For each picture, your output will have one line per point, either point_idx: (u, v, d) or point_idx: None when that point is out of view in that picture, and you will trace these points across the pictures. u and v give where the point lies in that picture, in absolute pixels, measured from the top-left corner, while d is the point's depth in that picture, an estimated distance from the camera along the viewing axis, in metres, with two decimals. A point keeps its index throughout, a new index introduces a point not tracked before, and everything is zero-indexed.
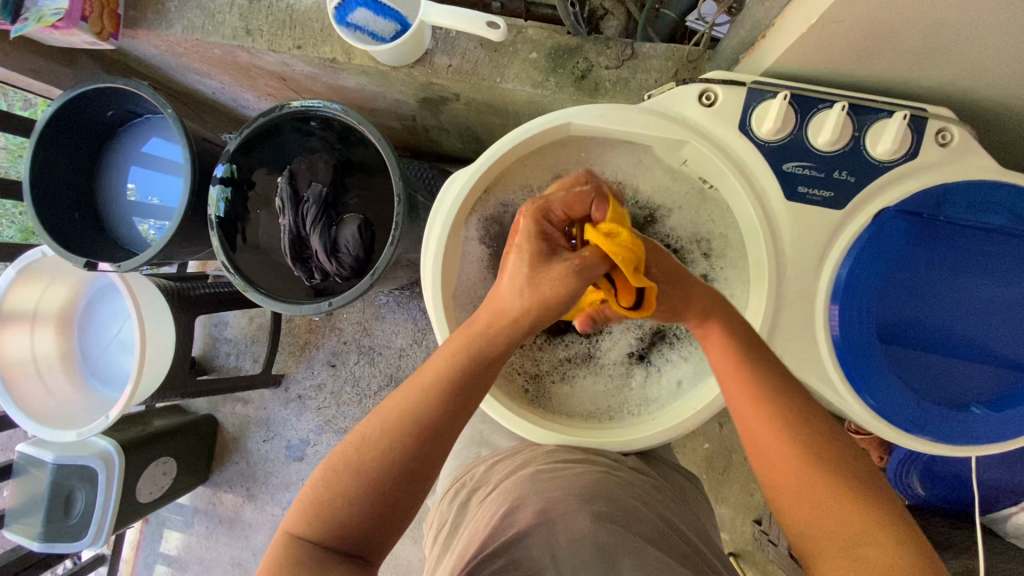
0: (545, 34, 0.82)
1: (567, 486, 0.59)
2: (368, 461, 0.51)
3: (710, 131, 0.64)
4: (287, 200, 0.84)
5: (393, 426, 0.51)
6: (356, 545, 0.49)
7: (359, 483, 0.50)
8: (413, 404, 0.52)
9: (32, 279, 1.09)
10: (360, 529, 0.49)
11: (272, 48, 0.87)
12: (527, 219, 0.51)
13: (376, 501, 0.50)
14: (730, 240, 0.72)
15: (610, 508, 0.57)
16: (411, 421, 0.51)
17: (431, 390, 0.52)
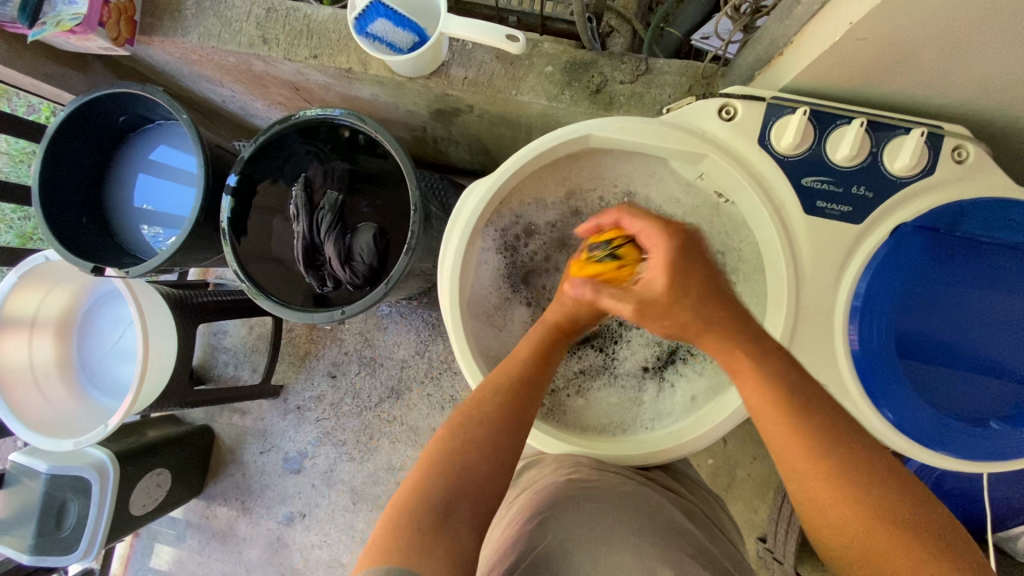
0: (560, 48, 0.83)
1: (602, 499, 0.60)
2: (467, 429, 0.56)
3: (729, 145, 0.64)
4: (301, 207, 0.84)
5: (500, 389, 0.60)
6: (478, 492, 0.53)
7: (470, 444, 0.55)
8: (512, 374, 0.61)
9: (34, 283, 1.07)
10: (481, 477, 0.53)
11: (289, 57, 0.87)
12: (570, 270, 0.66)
13: (490, 461, 0.55)
14: (746, 254, 0.72)
15: (639, 518, 0.57)
16: (514, 384, 0.60)
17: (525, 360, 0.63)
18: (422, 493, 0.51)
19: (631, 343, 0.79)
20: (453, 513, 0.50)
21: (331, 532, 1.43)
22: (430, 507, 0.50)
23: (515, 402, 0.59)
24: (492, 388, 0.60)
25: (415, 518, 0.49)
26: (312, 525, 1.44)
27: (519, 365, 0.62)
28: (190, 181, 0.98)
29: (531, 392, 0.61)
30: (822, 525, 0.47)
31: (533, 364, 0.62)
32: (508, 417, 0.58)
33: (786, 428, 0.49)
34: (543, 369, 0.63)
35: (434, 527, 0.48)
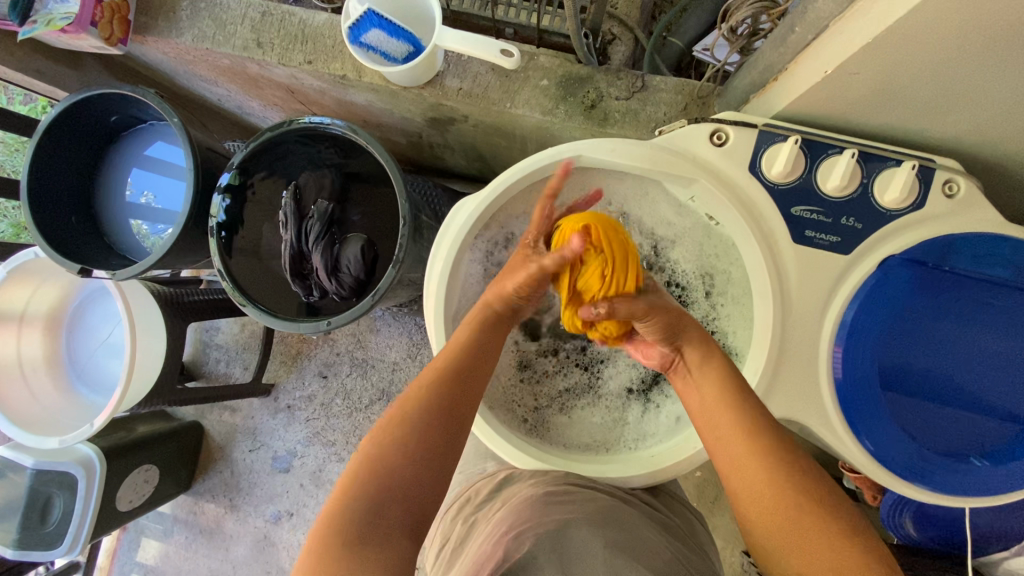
0: (557, 62, 0.83)
1: (577, 511, 0.61)
2: (389, 433, 0.54)
3: (721, 170, 0.64)
4: (291, 215, 0.83)
5: (430, 380, 0.59)
6: (406, 492, 0.52)
7: (395, 445, 0.54)
8: (442, 364, 0.61)
9: (24, 279, 1.07)
10: (408, 475, 0.53)
11: (282, 62, 0.87)
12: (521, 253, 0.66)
13: (416, 457, 0.54)
14: (733, 277, 0.73)
15: (618, 536, 0.58)
16: (445, 373, 0.59)
17: (457, 348, 0.62)
18: (347, 508, 0.50)
19: (618, 364, 0.80)
20: (382, 524, 0.50)
21: None
22: (355, 523, 0.49)
23: (444, 395, 0.58)
24: (417, 386, 0.59)
25: (337, 535, 0.48)
26: (299, 525, 1.45)
27: (446, 361, 0.61)
28: (183, 181, 0.98)
29: (464, 381, 0.60)
30: (757, 521, 0.52)
31: (461, 358, 0.61)
32: (434, 411, 0.57)
33: (731, 422, 0.56)
34: (474, 359, 0.62)
35: (359, 541, 0.48)
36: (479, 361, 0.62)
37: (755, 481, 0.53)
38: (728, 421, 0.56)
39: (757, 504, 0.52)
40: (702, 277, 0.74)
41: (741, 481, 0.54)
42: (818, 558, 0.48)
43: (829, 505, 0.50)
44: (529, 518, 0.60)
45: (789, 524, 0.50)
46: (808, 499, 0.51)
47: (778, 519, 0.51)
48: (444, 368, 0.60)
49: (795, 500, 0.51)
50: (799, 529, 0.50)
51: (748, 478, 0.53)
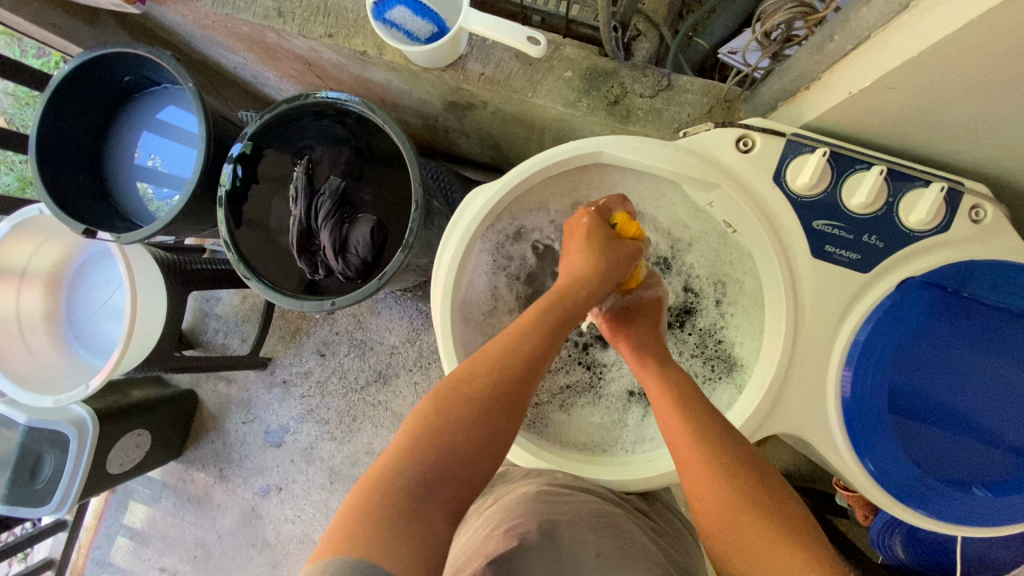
0: (582, 53, 0.81)
1: (571, 512, 0.61)
2: (454, 408, 0.54)
3: (745, 177, 0.62)
4: (301, 190, 0.81)
5: (498, 360, 0.58)
6: (459, 469, 0.52)
7: (458, 421, 0.54)
8: (512, 343, 0.59)
9: (26, 235, 1.07)
10: (466, 454, 0.53)
11: (303, 33, 0.85)
12: (592, 232, 0.68)
13: (475, 438, 0.54)
14: (745, 287, 0.73)
15: (610, 541, 0.59)
16: (514, 356, 0.58)
17: (530, 330, 0.60)
18: (397, 476, 0.49)
19: (621, 365, 0.79)
20: (430, 497, 0.49)
21: (305, 508, 1.45)
22: (406, 492, 0.48)
23: (513, 376, 0.57)
24: (486, 364, 0.58)
25: (384, 501, 0.47)
26: (286, 500, 1.46)
27: (516, 342, 0.59)
28: (192, 147, 0.96)
29: (533, 365, 0.59)
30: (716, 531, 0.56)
31: (533, 341, 0.60)
32: (502, 389, 0.56)
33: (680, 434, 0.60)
34: (547, 342, 0.60)
35: (406, 513, 0.46)
36: (552, 346, 0.61)
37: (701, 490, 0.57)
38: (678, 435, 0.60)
39: (710, 514, 0.57)
40: (714, 283, 0.75)
41: (695, 493, 0.58)
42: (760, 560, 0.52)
43: (772, 511, 0.55)
44: (522, 515, 0.60)
45: (741, 531, 0.54)
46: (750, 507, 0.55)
47: (733, 528, 0.55)
48: (514, 349, 0.59)
49: (736, 508, 0.55)
50: (747, 534, 0.54)
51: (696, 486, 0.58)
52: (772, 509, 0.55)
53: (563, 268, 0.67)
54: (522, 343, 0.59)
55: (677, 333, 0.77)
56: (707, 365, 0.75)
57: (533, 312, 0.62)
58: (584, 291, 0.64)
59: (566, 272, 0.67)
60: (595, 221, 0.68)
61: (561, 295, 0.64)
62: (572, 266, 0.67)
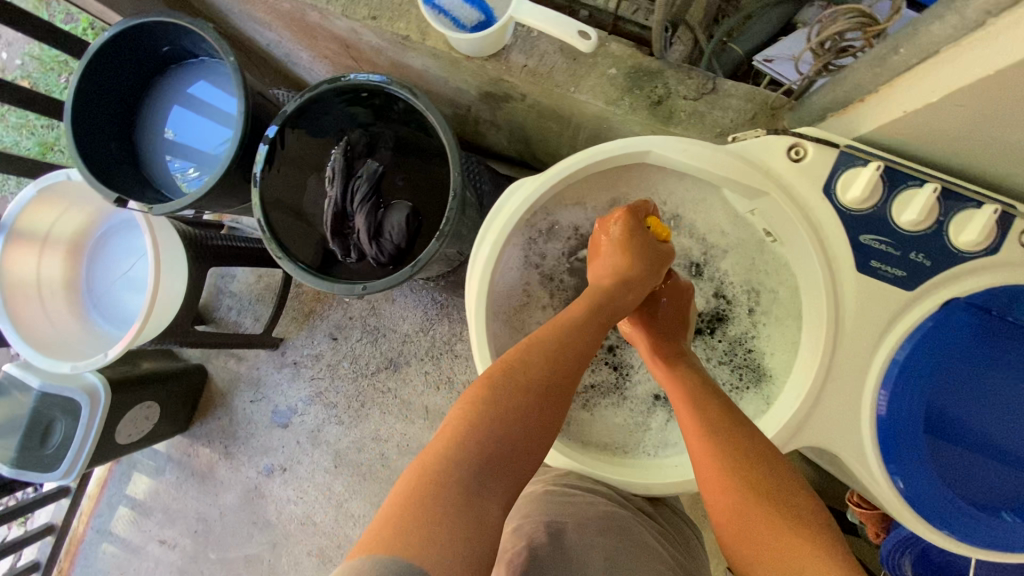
0: (627, 51, 0.81)
1: (578, 514, 0.65)
2: (509, 397, 0.54)
3: (793, 186, 0.62)
4: (339, 172, 0.81)
5: (550, 352, 0.58)
6: (512, 461, 0.53)
7: (513, 412, 0.54)
8: (563, 335, 0.60)
9: (51, 200, 1.08)
10: (518, 446, 0.53)
11: (346, 14, 0.84)
12: (631, 233, 0.68)
13: (528, 429, 0.54)
14: (780, 297, 0.73)
15: (614, 543, 0.63)
16: (566, 349, 0.59)
17: (580, 326, 0.61)
18: (452, 467, 0.50)
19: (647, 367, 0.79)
20: (485, 489, 0.50)
21: (307, 490, 1.45)
22: (461, 484, 0.49)
23: (565, 370, 0.58)
24: (538, 353, 0.58)
25: (439, 493, 0.48)
26: (290, 481, 1.46)
27: (566, 334, 0.60)
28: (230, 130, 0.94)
29: (582, 360, 0.60)
30: (727, 524, 0.56)
31: (584, 336, 0.60)
32: (555, 382, 0.57)
33: (692, 426, 0.61)
34: (595, 338, 0.61)
35: (461, 507, 0.48)
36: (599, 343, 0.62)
37: (712, 479, 0.58)
38: (691, 427, 0.61)
39: (721, 504, 0.57)
40: (748, 292, 0.75)
41: (709, 484, 0.58)
42: (777, 552, 0.52)
43: (787, 505, 0.54)
44: (531, 517, 0.66)
45: (751, 523, 0.54)
46: (765, 498, 0.55)
47: (742, 520, 0.55)
48: (565, 341, 0.59)
49: (745, 496, 0.55)
50: (759, 527, 0.54)
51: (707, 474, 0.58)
52: (791, 508, 0.54)
53: (605, 270, 0.68)
54: (573, 338, 0.60)
55: (706, 340, 0.76)
56: (735, 373, 0.75)
57: (583, 309, 0.63)
58: (631, 294, 0.66)
59: (609, 271, 0.67)
60: (632, 222, 0.69)
61: (607, 293, 0.65)
62: (618, 266, 0.67)
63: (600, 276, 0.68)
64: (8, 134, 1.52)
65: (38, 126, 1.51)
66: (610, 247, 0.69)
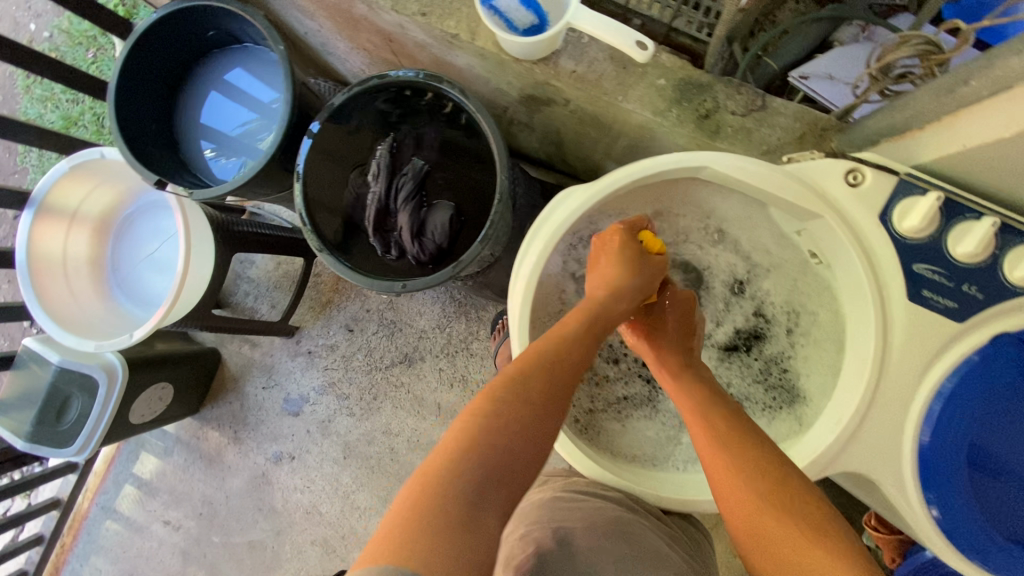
0: (678, 63, 0.80)
1: (584, 518, 0.66)
2: (511, 408, 0.54)
3: (849, 211, 0.62)
4: (383, 169, 0.81)
5: (550, 362, 0.58)
6: (515, 471, 0.52)
7: (516, 423, 0.54)
8: (561, 345, 0.60)
9: (82, 177, 1.08)
10: (521, 456, 0.53)
11: (395, 9, 0.84)
12: (623, 245, 0.68)
13: (530, 440, 0.54)
14: (820, 319, 0.72)
15: (622, 549, 0.64)
16: (566, 359, 0.59)
17: (578, 338, 0.61)
18: (455, 477, 0.49)
19: None
20: (488, 498, 0.49)
21: (315, 480, 1.45)
22: (463, 495, 0.48)
23: (564, 380, 0.58)
24: (539, 364, 0.58)
25: (443, 503, 0.47)
26: (297, 469, 1.47)
27: (564, 346, 0.60)
28: (274, 124, 0.93)
29: (580, 371, 0.60)
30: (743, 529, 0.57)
31: (581, 347, 0.61)
32: (554, 392, 0.57)
33: (704, 435, 0.62)
34: (591, 349, 0.62)
35: (466, 517, 0.47)
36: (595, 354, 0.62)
37: (727, 484, 0.58)
38: (702, 436, 0.62)
39: (738, 511, 0.57)
40: (788, 312, 0.75)
41: (723, 491, 0.59)
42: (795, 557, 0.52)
43: (798, 508, 0.55)
44: (539, 524, 0.68)
45: (766, 528, 0.55)
46: (777, 503, 0.55)
47: (759, 527, 0.55)
48: (563, 352, 0.60)
49: (760, 502, 0.56)
50: (775, 535, 0.54)
51: (722, 481, 0.59)
52: (801, 511, 0.54)
53: (597, 282, 0.68)
54: (570, 349, 0.60)
55: (742, 357, 0.77)
56: (769, 393, 0.75)
57: (580, 321, 0.63)
58: (625, 305, 0.66)
59: (601, 283, 0.67)
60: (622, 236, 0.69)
61: (602, 304, 0.65)
62: (610, 280, 0.67)
63: (593, 289, 0.68)
64: (33, 107, 1.53)
65: (61, 99, 1.51)
66: (602, 260, 0.69)
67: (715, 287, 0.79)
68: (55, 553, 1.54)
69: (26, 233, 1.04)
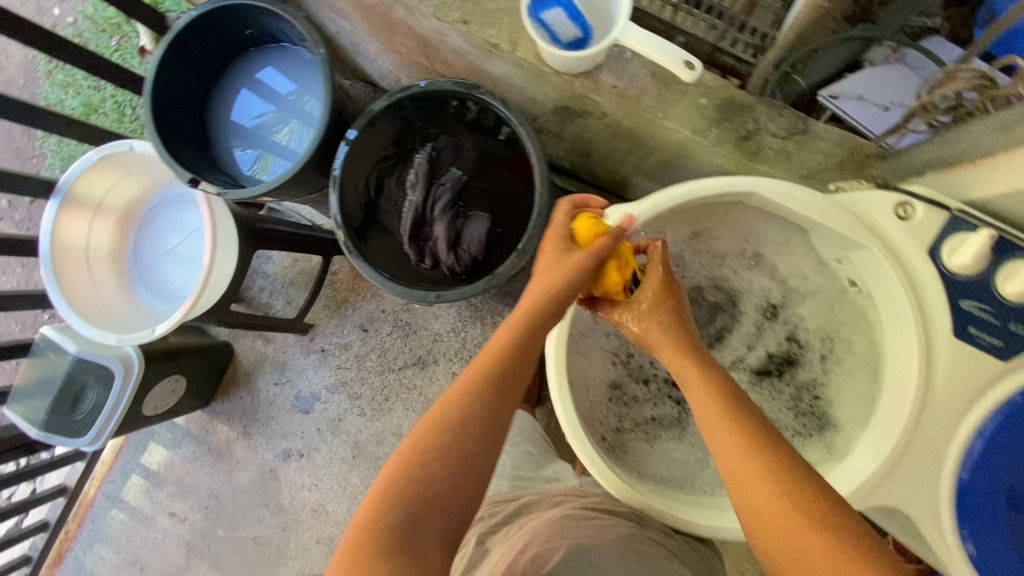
0: (720, 83, 0.80)
1: (598, 534, 0.65)
2: (428, 442, 0.55)
3: (896, 243, 0.62)
4: (421, 177, 0.80)
5: (469, 386, 0.57)
6: (441, 501, 0.53)
7: (435, 458, 0.54)
8: (484, 363, 0.58)
9: (108, 168, 1.07)
10: (445, 486, 0.54)
11: (437, 15, 0.83)
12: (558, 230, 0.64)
13: (454, 467, 0.54)
14: (856, 348, 0.71)
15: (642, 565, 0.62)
16: (489, 379, 0.57)
17: (500, 354, 0.58)
18: (381, 517, 0.52)
19: None
20: (415, 534, 0.52)
21: (323, 478, 1.45)
22: (391, 532, 0.52)
23: (486, 401, 0.56)
24: (458, 389, 0.57)
25: (369, 544, 0.51)
26: (306, 467, 1.46)
27: (484, 364, 0.57)
28: (310, 127, 0.92)
29: (507, 386, 0.57)
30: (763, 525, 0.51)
31: (504, 361, 0.57)
32: (473, 416, 0.55)
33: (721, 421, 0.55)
34: (518, 360, 0.58)
35: (392, 554, 0.50)
36: (526, 360, 0.59)
37: (752, 475, 0.52)
38: (720, 422, 0.55)
39: (762, 506, 0.51)
40: (823, 339, 0.74)
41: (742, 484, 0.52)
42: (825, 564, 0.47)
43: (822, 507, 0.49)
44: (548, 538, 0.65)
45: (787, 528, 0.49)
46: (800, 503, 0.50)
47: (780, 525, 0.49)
48: (485, 370, 0.57)
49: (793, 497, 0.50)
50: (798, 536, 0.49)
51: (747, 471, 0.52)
52: (819, 511, 0.49)
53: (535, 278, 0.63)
54: (490, 366, 0.57)
55: (774, 383, 0.76)
56: (799, 419, 0.74)
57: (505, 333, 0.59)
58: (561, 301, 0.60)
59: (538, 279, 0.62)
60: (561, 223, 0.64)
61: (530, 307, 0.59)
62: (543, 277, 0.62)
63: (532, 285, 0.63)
64: (55, 92, 1.52)
65: (83, 85, 1.51)
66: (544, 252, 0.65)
67: (749, 311, 0.78)
68: (59, 540, 1.53)
69: (50, 223, 1.04)
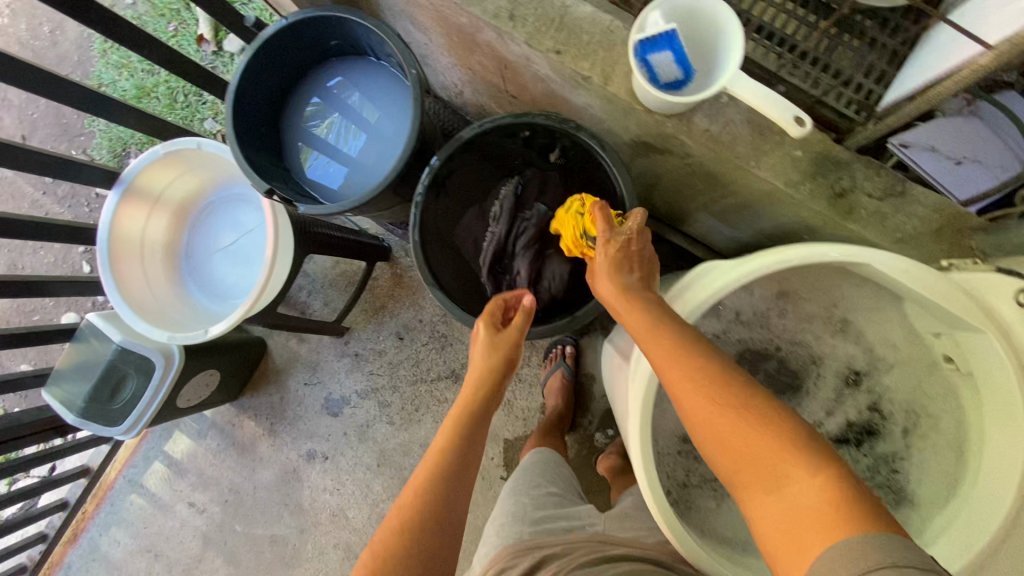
0: (817, 136, 0.77)
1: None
2: (391, 540, 0.59)
3: (1013, 330, 0.59)
4: (506, 210, 0.83)
5: (423, 481, 0.64)
6: None
7: (398, 558, 0.58)
8: (433, 455, 0.66)
9: (173, 163, 1.07)
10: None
11: (529, 42, 0.81)
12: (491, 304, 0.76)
13: (417, 560, 0.58)
14: (942, 426, 0.68)
15: None
16: (440, 470, 0.64)
17: (446, 447, 0.67)
18: None
19: None
20: None
21: (346, 483, 1.44)
22: None
23: (441, 487, 0.63)
24: (414, 484, 0.64)
25: None
26: (329, 470, 1.45)
27: (436, 456, 0.66)
28: (386, 147, 0.91)
29: (456, 472, 0.65)
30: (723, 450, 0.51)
31: (453, 449, 0.66)
32: (428, 507, 0.61)
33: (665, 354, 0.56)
34: (463, 447, 0.67)
35: None
36: (469, 442, 0.68)
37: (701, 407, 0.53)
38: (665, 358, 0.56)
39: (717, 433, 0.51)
40: (907, 412, 0.72)
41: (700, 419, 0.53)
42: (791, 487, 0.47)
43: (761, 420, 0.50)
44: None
45: (740, 445, 0.50)
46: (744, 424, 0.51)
47: (734, 448, 0.50)
48: (435, 460, 0.66)
49: (740, 416, 0.51)
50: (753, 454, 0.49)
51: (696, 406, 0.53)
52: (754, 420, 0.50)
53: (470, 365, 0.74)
54: (438, 455, 0.66)
55: (851, 451, 0.74)
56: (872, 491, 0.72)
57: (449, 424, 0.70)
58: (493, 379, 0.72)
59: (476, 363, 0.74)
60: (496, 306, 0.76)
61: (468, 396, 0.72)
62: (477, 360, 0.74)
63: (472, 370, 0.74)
64: (109, 72, 1.51)
65: (138, 69, 1.49)
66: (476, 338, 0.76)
67: (828, 375, 0.77)
68: (75, 520, 1.52)
69: (109, 214, 1.03)
